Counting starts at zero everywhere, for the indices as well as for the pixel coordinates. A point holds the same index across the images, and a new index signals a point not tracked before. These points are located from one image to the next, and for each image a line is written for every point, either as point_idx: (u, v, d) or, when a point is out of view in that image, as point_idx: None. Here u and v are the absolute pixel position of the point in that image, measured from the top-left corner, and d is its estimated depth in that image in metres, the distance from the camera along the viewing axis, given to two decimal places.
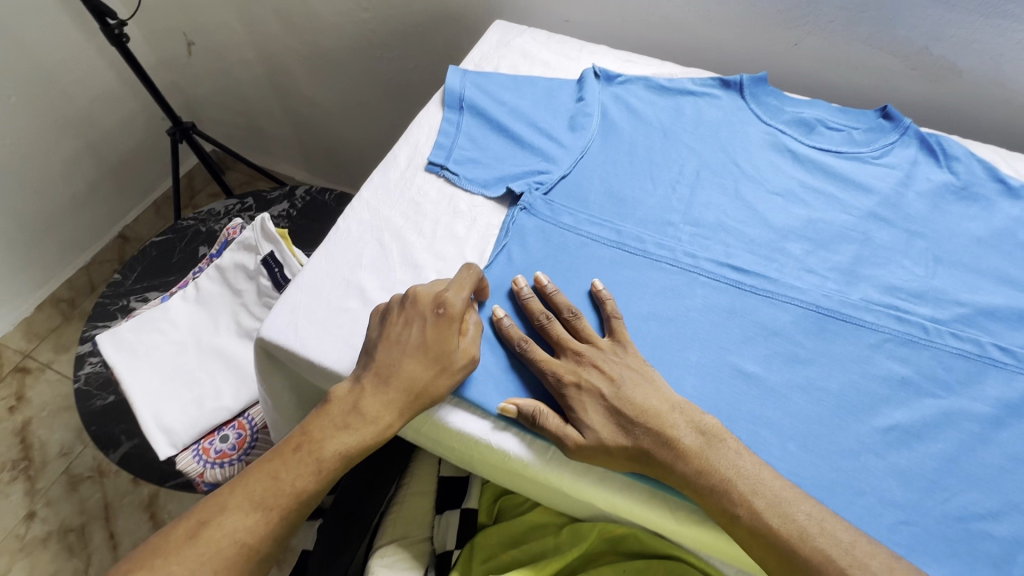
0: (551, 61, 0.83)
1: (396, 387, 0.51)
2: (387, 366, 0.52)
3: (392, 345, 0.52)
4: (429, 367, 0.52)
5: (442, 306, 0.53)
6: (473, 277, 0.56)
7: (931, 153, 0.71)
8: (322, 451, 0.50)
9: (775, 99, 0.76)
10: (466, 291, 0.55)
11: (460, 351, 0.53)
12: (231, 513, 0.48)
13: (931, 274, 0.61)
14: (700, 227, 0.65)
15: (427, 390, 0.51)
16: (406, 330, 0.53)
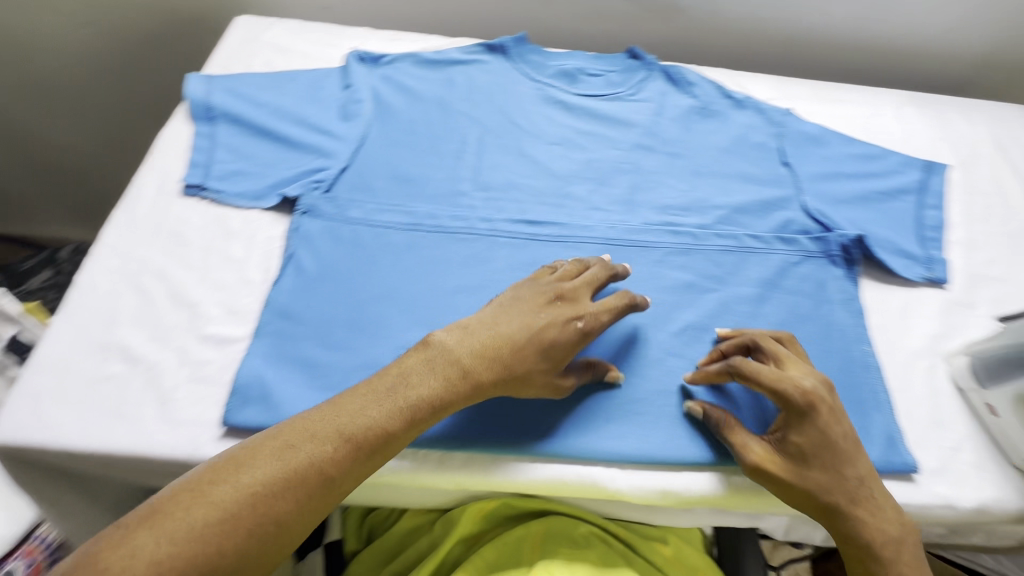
0: (309, 51, 0.77)
1: (394, 388, 0.46)
2: (394, 378, 0.46)
3: (485, 356, 0.48)
4: (447, 385, 0.47)
5: (584, 320, 0.51)
6: (626, 299, 0.53)
7: (674, 83, 0.80)
8: (294, 453, 0.42)
9: (538, 56, 0.80)
10: (614, 315, 0.52)
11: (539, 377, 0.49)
12: (151, 538, 0.37)
13: (693, 187, 0.69)
14: (492, 191, 0.66)
15: (414, 390, 0.46)
16: (546, 314, 0.50)
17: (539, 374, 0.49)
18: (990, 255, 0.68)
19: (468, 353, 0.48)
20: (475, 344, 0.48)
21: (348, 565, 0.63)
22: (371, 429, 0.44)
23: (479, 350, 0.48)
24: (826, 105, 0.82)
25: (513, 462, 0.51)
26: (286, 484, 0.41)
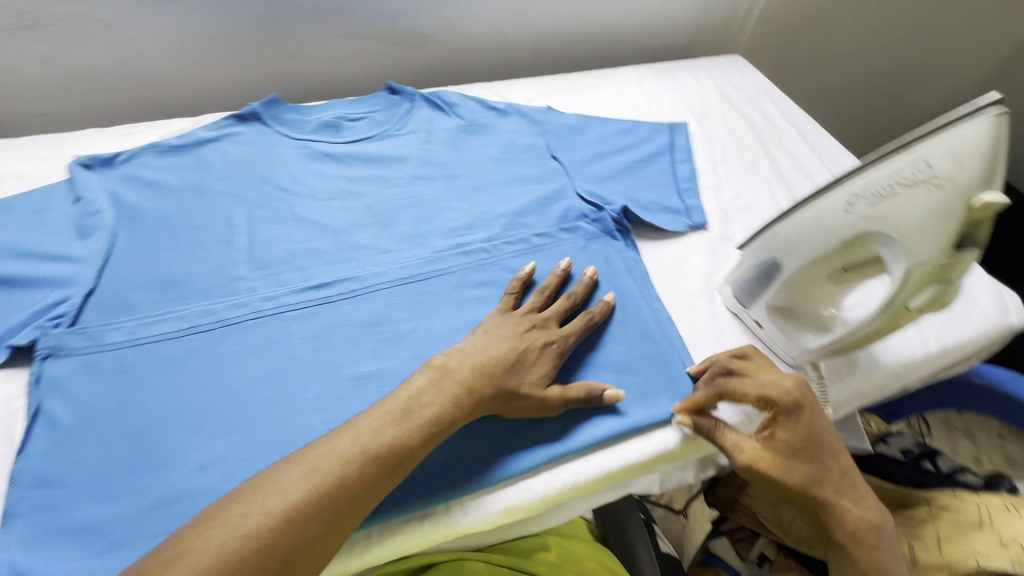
0: (24, 171, 0.68)
1: (405, 404, 0.48)
2: (408, 397, 0.48)
3: (482, 371, 0.52)
4: (456, 398, 0.50)
5: (554, 342, 0.57)
6: (596, 313, 0.60)
7: (438, 107, 0.83)
8: (318, 463, 0.42)
9: (295, 113, 0.78)
10: (580, 334, 0.59)
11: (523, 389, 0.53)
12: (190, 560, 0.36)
13: (475, 203, 0.72)
14: (270, 266, 0.63)
15: (372, 440, 0.44)
16: (527, 335, 0.56)
17: (534, 386, 0.53)
18: (735, 189, 0.79)
19: (467, 374, 0.51)
20: (471, 368, 0.52)
21: None
22: (393, 445, 0.45)
23: (483, 368, 0.52)
24: (580, 94, 0.90)
25: (519, 483, 0.53)
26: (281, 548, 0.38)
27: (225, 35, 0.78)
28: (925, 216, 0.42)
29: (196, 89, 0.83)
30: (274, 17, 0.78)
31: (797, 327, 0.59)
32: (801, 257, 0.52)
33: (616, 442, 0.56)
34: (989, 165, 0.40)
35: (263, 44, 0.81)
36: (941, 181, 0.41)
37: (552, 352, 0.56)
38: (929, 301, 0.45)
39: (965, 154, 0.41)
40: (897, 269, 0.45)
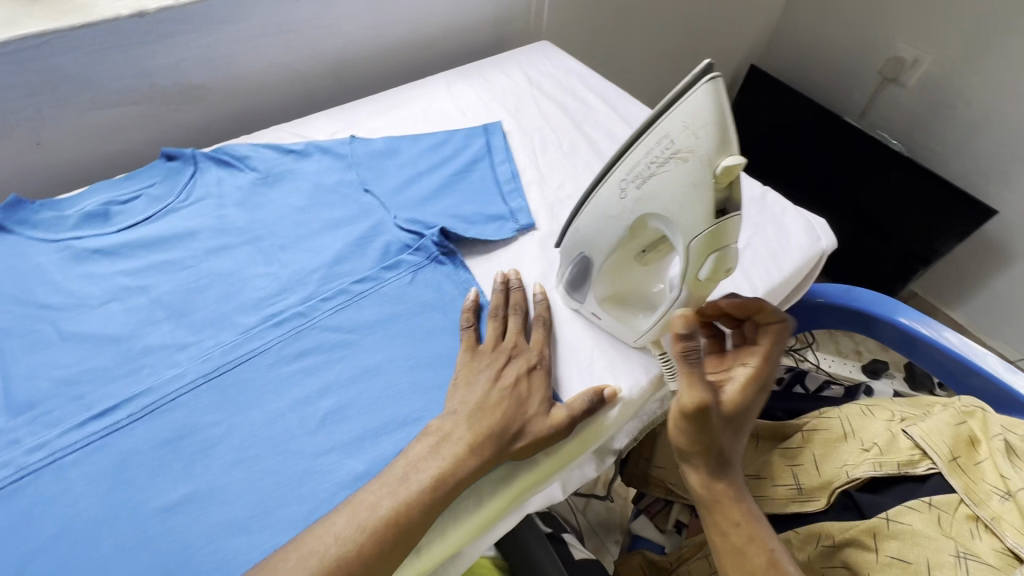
0: None
1: (414, 463, 0.49)
2: (413, 463, 0.49)
3: (477, 421, 0.52)
4: (452, 463, 0.49)
5: (533, 364, 0.57)
6: (546, 322, 0.61)
7: (227, 164, 0.74)
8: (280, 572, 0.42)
9: (48, 209, 0.66)
10: (546, 343, 0.60)
11: (523, 426, 0.53)
12: None
13: (284, 263, 0.65)
14: (36, 405, 0.52)
15: (323, 555, 0.43)
16: (506, 373, 0.56)
17: (538, 418, 0.54)
18: (558, 179, 0.78)
19: (468, 440, 0.51)
20: (470, 429, 0.51)
21: None
22: (392, 517, 0.46)
23: (486, 428, 0.52)
24: (387, 115, 0.85)
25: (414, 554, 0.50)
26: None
27: None
28: (686, 189, 0.45)
29: None
30: None
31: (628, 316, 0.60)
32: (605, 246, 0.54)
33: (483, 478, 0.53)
34: (719, 131, 0.43)
35: None
36: (687, 153, 0.44)
37: (531, 381, 0.56)
38: (714, 266, 0.49)
39: (697, 125, 0.44)
40: (684, 243, 0.48)
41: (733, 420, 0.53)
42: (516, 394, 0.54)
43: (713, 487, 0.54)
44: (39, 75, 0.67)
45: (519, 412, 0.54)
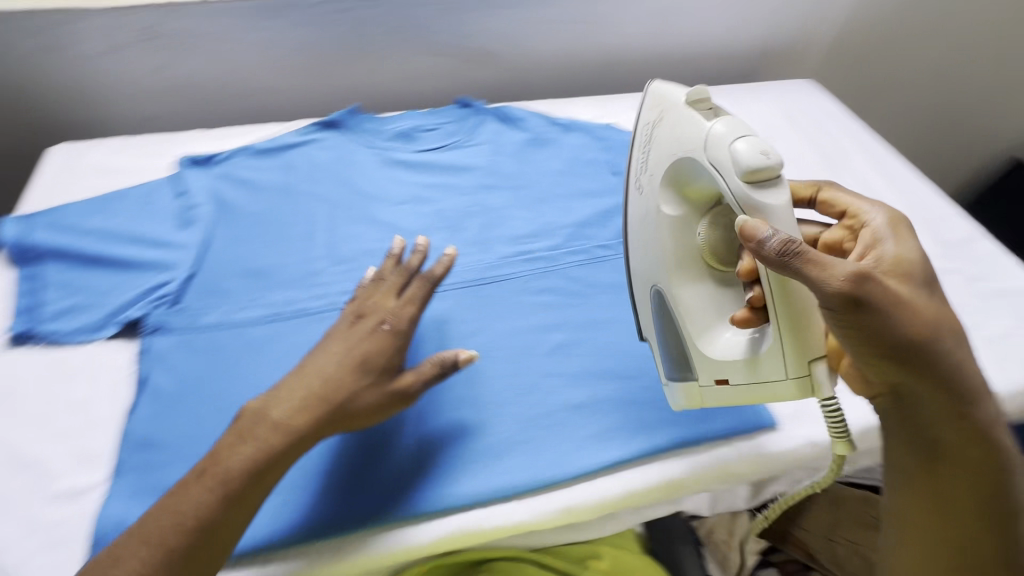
0: (137, 164, 0.76)
1: (264, 407, 0.48)
2: (266, 404, 0.48)
3: (331, 380, 0.49)
4: (294, 404, 0.48)
5: (387, 321, 0.53)
6: (429, 278, 0.56)
7: (505, 121, 0.86)
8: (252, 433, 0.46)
9: (373, 122, 0.83)
10: (418, 302, 0.55)
11: (350, 397, 0.49)
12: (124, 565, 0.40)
13: (539, 213, 0.74)
14: (347, 261, 0.67)
15: (253, 439, 0.46)
16: (353, 332, 0.53)
17: (368, 392, 0.50)
18: None
19: (279, 411, 0.47)
20: (302, 391, 0.48)
21: None
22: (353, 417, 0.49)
23: (316, 385, 0.49)
24: None
25: (602, 484, 0.53)
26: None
27: (315, 49, 0.85)
28: (729, 169, 0.44)
29: (284, 98, 0.90)
30: (360, 33, 0.85)
31: (709, 374, 0.50)
32: (665, 260, 0.51)
33: (673, 453, 0.56)
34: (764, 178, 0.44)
35: (347, 59, 0.87)
36: (722, 114, 0.48)
37: (384, 333, 0.52)
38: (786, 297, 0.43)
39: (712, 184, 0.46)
40: (748, 202, 0.44)
41: (931, 349, 0.41)
42: (360, 344, 0.51)
43: (911, 435, 0.43)
44: (400, 19, 0.85)
45: (402, 301, 0.55)
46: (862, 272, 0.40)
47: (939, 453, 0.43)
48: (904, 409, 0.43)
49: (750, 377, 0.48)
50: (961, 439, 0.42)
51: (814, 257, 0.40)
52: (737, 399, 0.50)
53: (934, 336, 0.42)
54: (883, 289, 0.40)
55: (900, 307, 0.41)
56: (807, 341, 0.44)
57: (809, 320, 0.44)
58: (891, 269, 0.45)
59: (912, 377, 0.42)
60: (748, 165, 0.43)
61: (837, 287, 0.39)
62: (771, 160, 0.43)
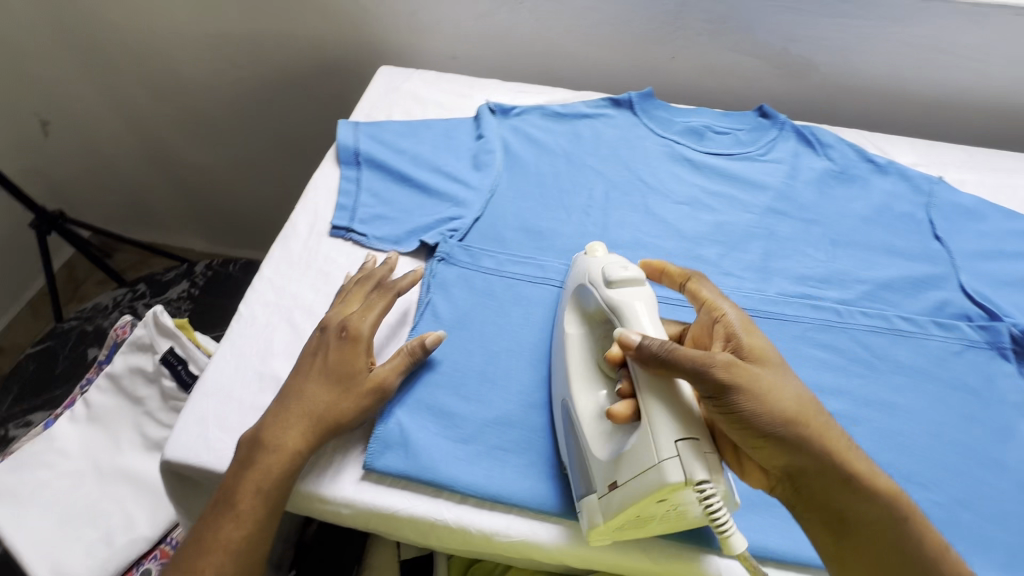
0: (445, 101, 0.82)
1: (288, 407, 0.50)
2: (290, 397, 0.50)
3: (312, 391, 0.50)
4: (326, 396, 0.50)
5: (346, 329, 0.53)
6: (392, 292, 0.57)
7: (809, 143, 0.76)
8: (257, 445, 0.48)
9: (664, 112, 0.80)
10: (376, 312, 0.55)
11: (366, 378, 0.51)
12: (217, 538, 0.46)
13: (832, 257, 0.65)
14: (619, 248, 0.66)
15: (312, 415, 0.49)
16: (315, 350, 0.53)
17: (357, 389, 0.51)
18: None
19: (325, 399, 0.50)
20: (314, 390, 0.50)
21: None
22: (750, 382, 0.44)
23: (327, 380, 0.51)
24: (980, 174, 0.75)
25: None
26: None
27: (628, 24, 0.83)
28: (594, 285, 0.50)
29: (576, 66, 0.90)
30: (679, 17, 0.81)
31: (601, 479, 0.45)
32: (569, 370, 0.51)
33: None
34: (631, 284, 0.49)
35: (654, 39, 0.84)
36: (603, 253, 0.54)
37: (354, 335, 0.53)
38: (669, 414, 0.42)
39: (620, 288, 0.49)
40: (609, 301, 0.49)
41: (814, 428, 0.44)
42: (345, 353, 0.52)
43: (814, 511, 0.45)
44: (727, 10, 0.79)
45: (371, 319, 0.54)
46: (734, 367, 0.43)
47: (837, 527, 0.45)
48: (797, 483, 0.45)
49: (631, 470, 0.42)
50: (864, 513, 0.44)
51: (670, 356, 0.42)
52: (622, 517, 0.44)
53: (812, 419, 0.44)
54: (757, 378, 0.44)
55: (770, 400, 0.43)
56: (636, 455, 0.42)
57: (675, 412, 0.42)
58: (752, 353, 0.46)
59: (797, 456, 0.44)
60: (609, 283, 0.49)
61: (715, 371, 0.43)
62: (633, 272, 0.49)
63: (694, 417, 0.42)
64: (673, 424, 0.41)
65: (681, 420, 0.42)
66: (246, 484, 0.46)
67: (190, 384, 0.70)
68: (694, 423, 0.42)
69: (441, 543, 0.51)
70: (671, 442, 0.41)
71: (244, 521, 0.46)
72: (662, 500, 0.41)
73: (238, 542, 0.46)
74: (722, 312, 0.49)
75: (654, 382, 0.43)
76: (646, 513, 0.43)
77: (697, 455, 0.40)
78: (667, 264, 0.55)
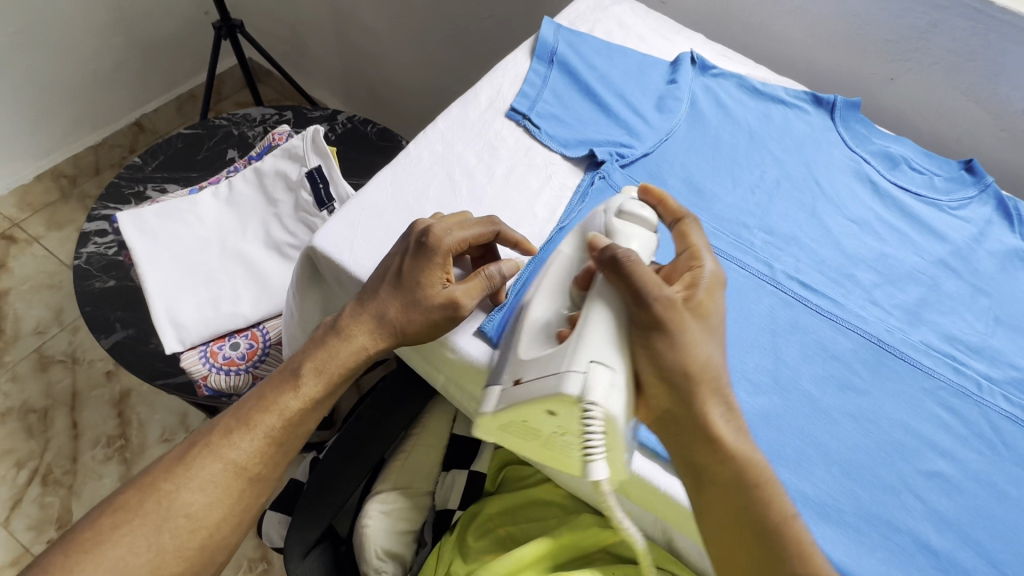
0: (646, 37, 0.80)
1: (371, 312, 0.50)
2: (365, 295, 0.51)
3: (386, 300, 0.50)
4: (402, 303, 0.50)
5: (425, 237, 0.49)
6: (485, 226, 0.52)
7: (1007, 216, 0.70)
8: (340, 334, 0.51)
9: (864, 128, 0.74)
10: (464, 233, 0.50)
11: (441, 294, 0.50)
12: (274, 402, 0.50)
13: (990, 332, 0.60)
14: (775, 236, 0.63)
15: (387, 325, 0.50)
16: (391, 263, 0.51)
17: (428, 309, 0.49)
18: None
19: (394, 313, 0.50)
20: (390, 300, 0.50)
21: (480, 502, 0.65)
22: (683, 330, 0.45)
23: (397, 293, 0.50)
24: None
25: None
26: (274, 445, 0.49)
27: (863, 26, 0.77)
28: (605, 209, 0.52)
29: (785, 53, 0.85)
30: (922, 37, 0.75)
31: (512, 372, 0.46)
32: (545, 277, 0.51)
33: None
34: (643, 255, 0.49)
35: (883, 52, 0.78)
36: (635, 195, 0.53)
37: (432, 246, 0.49)
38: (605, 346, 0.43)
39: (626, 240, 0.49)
40: (612, 227, 0.50)
41: (706, 393, 0.46)
42: (422, 265, 0.49)
43: (675, 454, 0.47)
44: (981, 46, 0.72)
45: (456, 237, 0.50)
46: (677, 312, 0.45)
47: (693, 472, 0.47)
48: (666, 424, 0.47)
49: (536, 373, 0.43)
50: (720, 471, 0.46)
51: (628, 264, 0.44)
52: (511, 416, 0.44)
53: (708, 383, 0.46)
54: (686, 330, 0.45)
55: (687, 350, 0.45)
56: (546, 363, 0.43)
57: (604, 330, 0.44)
58: (697, 307, 0.47)
59: (680, 407, 0.46)
60: (619, 214, 0.51)
61: (655, 302, 0.44)
62: (647, 214, 0.51)
63: (617, 340, 0.44)
64: (601, 342, 0.43)
65: (603, 343, 0.43)
66: (313, 361, 0.50)
67: (325, 203, 0.74)
68: (613, 353, 0.43)
69: None
70: (586, 359, 0.41)
71: (303, 395, 0.50)
72: (552, 413, 0.42)
73: (292, 416, 0.49)
74: (702, 263, 0.50)
75: (605, 292, 0.46)
76: (533, 422, 0.44)
77: (598, 382, 0.40)
78: (667, 196, 0.53)
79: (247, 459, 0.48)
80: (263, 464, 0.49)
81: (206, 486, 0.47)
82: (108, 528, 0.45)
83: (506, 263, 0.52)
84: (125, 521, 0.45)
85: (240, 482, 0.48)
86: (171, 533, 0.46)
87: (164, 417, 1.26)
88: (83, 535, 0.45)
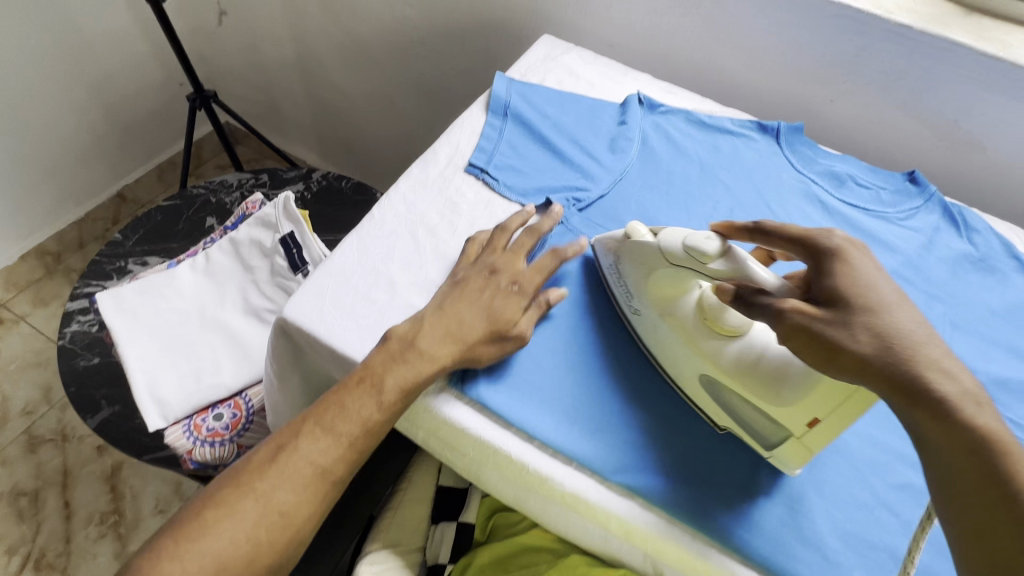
0: (595, 81, 0.84)
1: (451, 332, 0.52)
2: (447, 320, 0.53)
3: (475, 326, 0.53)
4: (483, 332, 0.53)
5: (518, 282, 0.56)
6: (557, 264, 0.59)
7: (953, 222, 0.73)
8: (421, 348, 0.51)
9: (809, 150, 0.78)
10: (544, 275, 0.58)
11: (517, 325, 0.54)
12: (356, 405, 0.49)
13: (947, 338, 0.63)
14: None
15: (466, 349, 0.52)
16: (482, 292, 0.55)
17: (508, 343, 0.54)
18: None
19: (481, 338, 0.53)
20: (474, 324, 0.53)
21: (471, 553, 0.65)
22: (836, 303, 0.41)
23: (484, 321, 0.53)
24: None
25: None
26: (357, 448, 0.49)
27: (797, 55, 0.82)
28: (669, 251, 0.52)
29: (729, 84, 0.90)
30: (852, 61, 0.79)
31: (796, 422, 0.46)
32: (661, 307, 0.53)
33: None
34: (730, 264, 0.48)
35: (819, 77, 0.83)
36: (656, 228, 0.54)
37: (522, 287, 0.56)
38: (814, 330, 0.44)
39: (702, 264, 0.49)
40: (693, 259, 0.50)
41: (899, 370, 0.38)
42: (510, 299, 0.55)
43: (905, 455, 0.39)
44: (907, 65, 0.76)
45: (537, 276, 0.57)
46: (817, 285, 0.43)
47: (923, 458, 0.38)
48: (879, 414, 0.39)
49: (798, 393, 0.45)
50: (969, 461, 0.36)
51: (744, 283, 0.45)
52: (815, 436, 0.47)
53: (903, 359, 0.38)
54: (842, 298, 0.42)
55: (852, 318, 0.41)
56: (779, 391, 0.46)
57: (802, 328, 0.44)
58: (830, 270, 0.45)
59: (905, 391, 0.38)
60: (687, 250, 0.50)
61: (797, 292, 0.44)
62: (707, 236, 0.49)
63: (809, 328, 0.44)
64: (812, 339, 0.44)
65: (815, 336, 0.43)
66: (397, 371, 0.50)
67: (300, 267, 0.76)
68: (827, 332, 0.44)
69: (495, 472, 0.55)
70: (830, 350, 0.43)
71: (385, 406, 0.49)
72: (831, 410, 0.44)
73: (374, 424, 0.49)
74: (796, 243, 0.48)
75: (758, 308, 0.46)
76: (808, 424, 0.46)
77: None
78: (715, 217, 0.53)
79: (333, 463, 0.47)
80: (345, 467, 0.48)
81: (297, 483, 0.46)
82: (203, 528, 0.44)
83: (554, 293, 0.58)
84: (222, 520, 0.44)
85: (327, 483, 0.47)
86: (268, 529, 0.45)
87: (157, 487, 1.25)
88: (177, 533, 0.44)
